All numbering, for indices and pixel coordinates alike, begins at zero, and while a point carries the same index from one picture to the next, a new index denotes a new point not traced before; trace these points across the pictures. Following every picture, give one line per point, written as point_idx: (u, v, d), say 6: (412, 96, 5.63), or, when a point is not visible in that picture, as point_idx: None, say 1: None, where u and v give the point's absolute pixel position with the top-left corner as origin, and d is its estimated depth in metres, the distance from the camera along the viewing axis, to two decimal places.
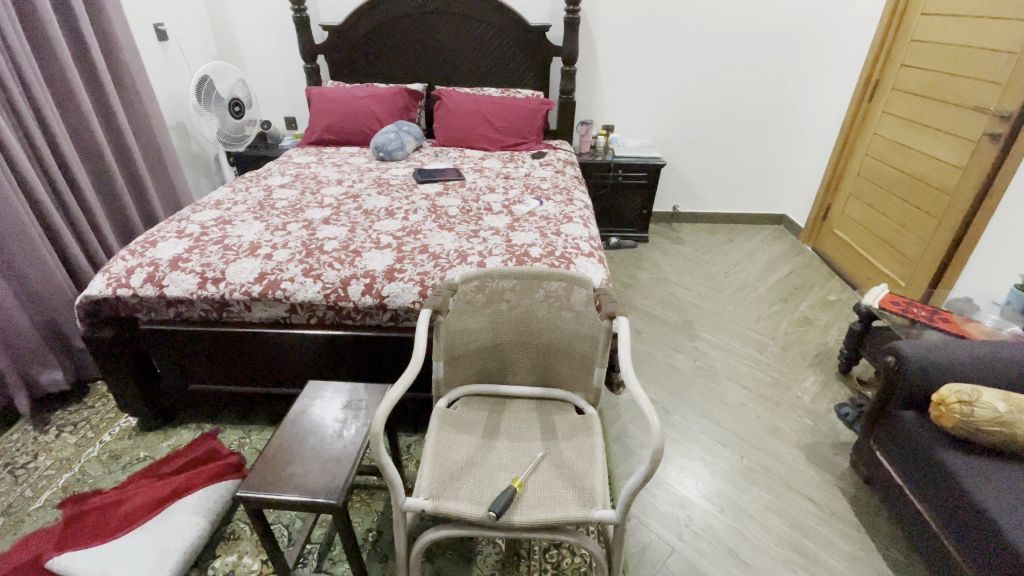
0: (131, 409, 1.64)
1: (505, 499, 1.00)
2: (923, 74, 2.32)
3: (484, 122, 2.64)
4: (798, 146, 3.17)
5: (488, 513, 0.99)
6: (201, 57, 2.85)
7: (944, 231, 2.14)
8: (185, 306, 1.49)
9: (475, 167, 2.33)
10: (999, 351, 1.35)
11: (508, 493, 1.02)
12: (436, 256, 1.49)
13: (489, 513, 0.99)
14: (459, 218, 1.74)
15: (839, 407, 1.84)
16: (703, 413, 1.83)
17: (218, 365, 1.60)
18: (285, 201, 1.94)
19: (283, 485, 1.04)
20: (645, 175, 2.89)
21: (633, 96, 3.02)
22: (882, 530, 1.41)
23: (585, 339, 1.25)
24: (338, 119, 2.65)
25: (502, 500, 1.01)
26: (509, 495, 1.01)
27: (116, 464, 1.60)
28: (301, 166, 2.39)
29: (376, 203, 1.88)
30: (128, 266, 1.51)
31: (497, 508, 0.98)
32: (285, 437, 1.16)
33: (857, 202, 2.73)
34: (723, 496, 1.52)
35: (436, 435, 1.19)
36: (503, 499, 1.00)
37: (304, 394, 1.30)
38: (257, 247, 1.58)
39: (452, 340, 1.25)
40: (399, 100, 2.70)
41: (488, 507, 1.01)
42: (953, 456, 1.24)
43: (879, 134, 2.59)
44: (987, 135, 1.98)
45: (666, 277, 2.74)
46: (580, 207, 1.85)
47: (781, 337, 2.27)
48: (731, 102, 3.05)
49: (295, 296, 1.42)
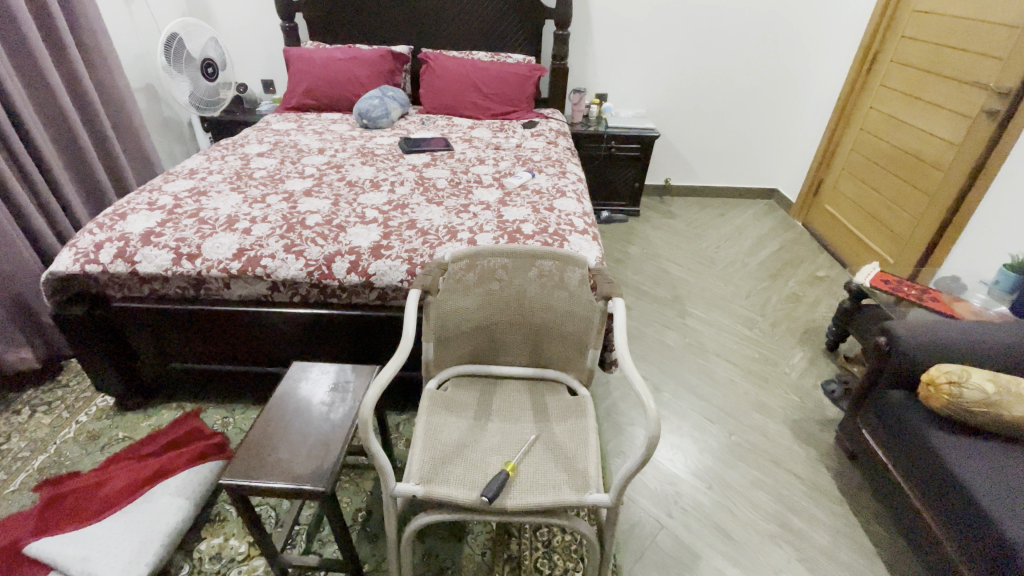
0: (107, 389, 1.58)
1: (498, 484, 0.98)
2: (923, 46, 2.27)
3: (473, 88, 2.52)
4: (793, 118, 3.11)
5: (480, 497, 0.98)
6: (169, 12, 2.66)
7: (935, 209, 2.13)
8: (160, 283, 1.42)
9: (464, 136, 2.24)
10: (989, 331, 1.35)
11: (502, 477, 1.00)
12: (425, 231, 1.43)
13: (482, 498, 0.97)
14: (448, 191, 1.68)
15: (825, 383, 1.85)
16: (692, 389, 1.84)
17: (199, 344, 1.54)
18: (263, 170, 1.85)
19: (268, 470, 1.00)
20: (639, 147, 2.83)
21: (627, 64, 2.91)
22: (865, 505, 1.44)
23: (579, 320, 1.22)
24: (319, 83, 2.52)
25: (495, 484, 0.99)
26: (502, 479, 1.00)
27: (94, 445, 1.56)
28: (280, 133, 2.28)
29: (360, 174, 1.80)
30: (96, 240, 1.43)
31: (491, 493, 0.97)
32: (269, 420, 1.12)
33: (850, 178, 2.71)
34: (711, 472, 1.53)
35: (427, 418, 1.16)
36: (495, 483, 0.98)
37: (288, 376, 1.25)
38: (235, 221, 1.50)
39: (442, 320, 1.21)
40: (383, 64, 2.57)
41: (481, 491, 0.99)
42: (939, 435, 1.26)
43: (875, 109, 2.54)
44: (984, 112, 1.95)
45: (657, 252, 2.71)
46: (573, 180, 1.79)
47: (769, 313, 2.27)
48: (727, 72, 2.97)
49: (276, 273, 1.36)
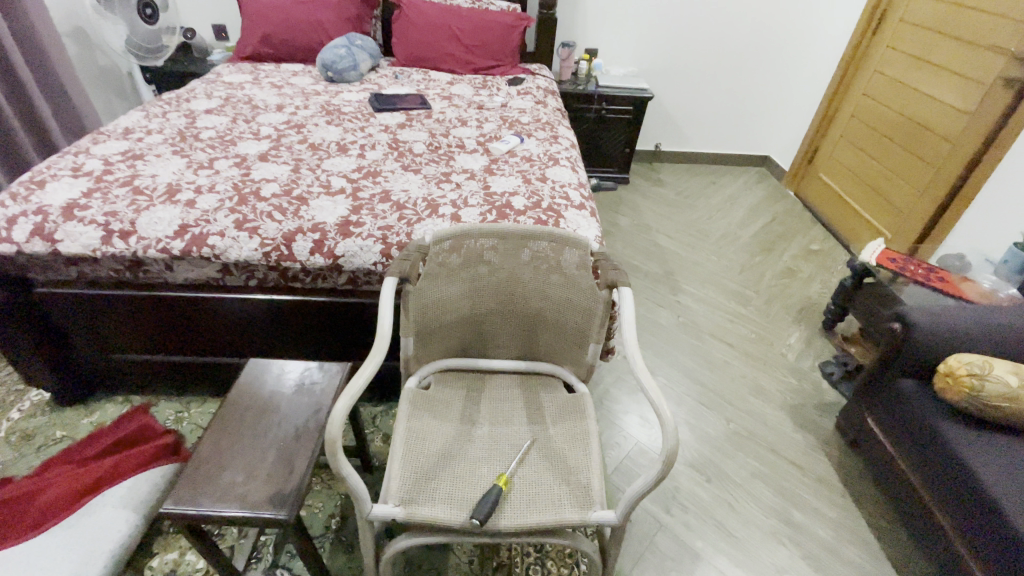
0: (39, 384, 1.39)
1: (490, 503, 0.86)
2: (938, 5, 2.11)
3: (451, 38, 2.27)
4: (790, 80, 2.95)
5: (469, 519, 0.85)
6: None
7: (940, 182, 2.04)
8: (89, 265, 1.21)
9: (442, 93, 2.01)
10: (1008, 318, 1.27)
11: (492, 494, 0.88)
12: (400, 205, 1.25)
13: (472, 521, 0.85)
14: (426, 157, 1.48)
15: (823, 365, 1.78)
16: (688, 372, 1.74)
17: (140, 332, 1.35)
18: (212, 130, 1.61)
19: (217, 495, 0.84)
20: (630, 110, 2.65)
21: (620, 16, 2.68)
22: (866, 495, 1.39)
23: (579, 310, 1.08)
24: (277, 28, 2.22)
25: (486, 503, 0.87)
26: (493, 496, 0.87)
27: (27, 447, 1.38)
28: (233, 86, 2.01)
29: (325, 136, 1.58)
30: (7, 214, 1.20)
31: (482, 514, 0.85)
32: (219, 430, 0.95)
33: (848, 145, 2.59)
34: (709, 463, 1.45)
35: (407, 423, 1.01)
36: (486, 502, 0.86)
37: (243, 374, 1.07)
38: (176, 191, 1.28)
39: (422, 311, 1.05)
40: (350, 8, 2.28)
41: (469, 511, 0.86)
42: (954, 429, 1.18)
43: (880, 72, 2.40)
44: (1001, 79, 1.83)
45: (648, 223, 2.58)
46: (566, 146, 1.61)
47: (764, 289, 2.18)
48: (725, 29, 2.77)
49: (226, 255, 1.17)
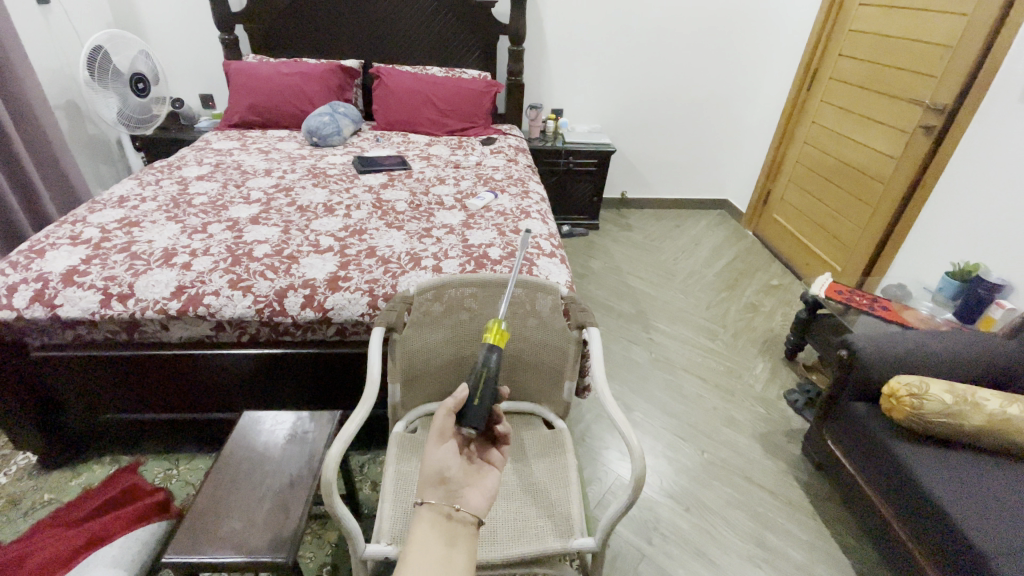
0: (25, 446, 1.38)
1: (481, 405, 0.73)
2: (859, 64, 2.37)
3: (428, 104, 2.46)
4: (739, 131, 3.23)
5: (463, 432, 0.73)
6: (92, 25, 2.41)
7: (878, 220, 2.24)
8: (86, 328, 1.26)
9: (422, 154, 2.18)
10: (943, 343, 1.41)
11: (471, 384, 0.75)
12: (386, 260, 1.36)
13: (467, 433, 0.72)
14: (408, 215, 1.61)
15: (788, 394, 1.89)
16: (662, 406, 1.83)
17: (130, 393, 1.37)
18: (204, 196, 1.71)
19: (217, 544, 0.89)
20: (596, 162, 2.86)
21: (582, 78, 2.93)
22: (834, 516, 1.48)
23: (554, 351, 1.18)
24: (264, 99, 2.39)
25: (463, 407, 0.73)
26: (471, 389, 0.74)
27: (13, 513, 1.35)
28: (222, 153, 2.13)
29: (312, 198, 1.71)
30: (8, 282, 1.25)
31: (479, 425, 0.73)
32: (217, 482, 1.00)
33: (796, 189, 2.82)
34: (686, 493, 1.52)
35: (396, 468, 1.07)
36: (469, 405, 0.73)
37: (238, 429, 1.12)
38: (172, 254, 1.36)
39: (410, 359, 1.13)
40: (332, 79, 2.47)
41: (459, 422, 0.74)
42: (902, 446, 1.28)
43: (818, 123, 2.64)
44: (921, 128, 2.03)
45: (618, 265, 2.72)
46: (536, 200, 1.77)
47: (730, 324, 2.31)
48: (677, 88, 3.04)
49: (221, 313, 1.24)
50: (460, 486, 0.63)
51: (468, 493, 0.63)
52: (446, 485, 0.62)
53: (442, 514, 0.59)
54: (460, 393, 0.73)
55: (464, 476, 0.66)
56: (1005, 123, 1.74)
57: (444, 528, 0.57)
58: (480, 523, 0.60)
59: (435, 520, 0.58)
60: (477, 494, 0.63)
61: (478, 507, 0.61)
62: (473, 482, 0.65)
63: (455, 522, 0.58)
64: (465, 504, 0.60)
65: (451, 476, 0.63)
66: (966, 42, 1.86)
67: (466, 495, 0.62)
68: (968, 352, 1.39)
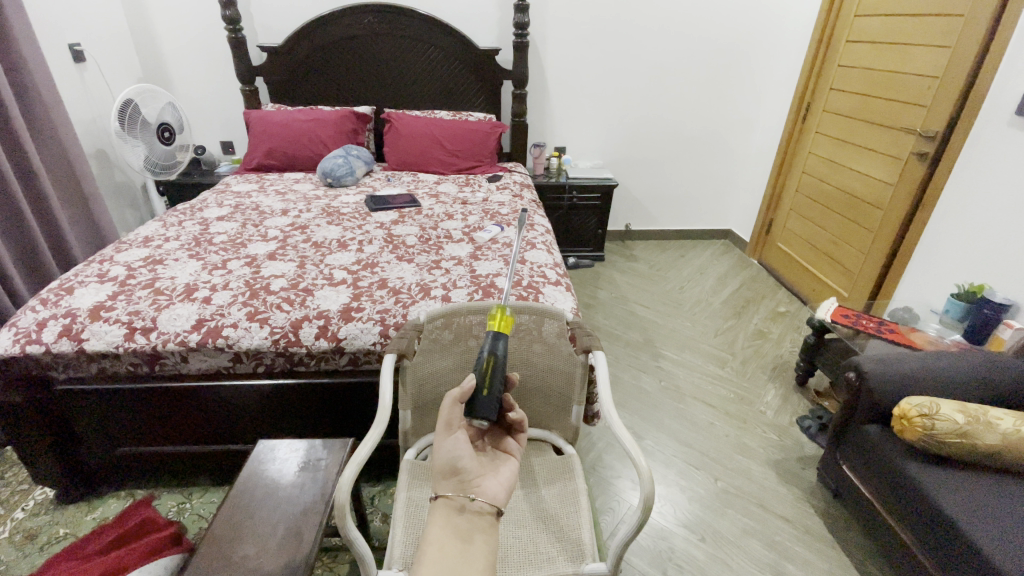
0: (44, 480, 1.41)
1: (491, 395, 0.74)
2: (850, 96, 2.45)
3: (436, 145, 2.58)
4: (739, 162, 3.31)
5: (475, 424, 0.75)
6: (123, 79, 2.58)
7: (880, 244, 2.26)
8: (110, 361, 1.31)
9: (431, 192, 2.26)
10: (951, 363, 1.40)
11: (479, 372, 0.76)
12: (396, 291, 1.41)
13: (480, 424, 0.74)
14: (418, 248, 1.68)
15: (800, 420, 1.87)
16: (674, 435, 1.82)
17: (147, 424, 1.41)
18: (224, 235, 1.79)
19: (231, 570, 0.90)
20: (599, 196, 2.94)
21: (583, 117, 3.05)
22: (853, 545, 1.44)
23: (562, 375, 1.19)
24: (281, 144, 2.51)
25: (472, 396, 0.74)
26: (479, 380, 0.74)
27: (29, 547, 1.37)
28: (241, 195, 2.23)
29: (326, 234, 1.79)
30: (38, 318, 1.31)
31: (489, 414, 0.74)
32: (232, 507, 1.02)
33: (798, 216, 2.86)
34: (700, 522, 1.49)
35: (407, 494, 1.07)
36: (477, 395, 0.74)
37: (253, 456, 1.14)
38: (194, 289, 1.42)
39: (419, 385, 1.16)
40: (346, 124, 2.60)
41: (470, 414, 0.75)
42: (917, 468, 1.26)
43: (815, 153, 2.71)
44: (915, 154, 2.08)
45: (625, 295, 2.76)
46: (541, 232, 1.83)
47: (739, 351, 2.31)
48: (677, 122, 3.14)
49: (238, 344, 1.29)
50: (474, 477, 0.65)
51: (482, 484, 0.65)
52: (458, 477, 0.64)
53: (456, 508, 0.62)
54: (468, 383, 0.73)
55: (477, 466, 0.68)
56: (995, 148, 1.79)
57: (459, 523, 0.60)
58: (497, 513, 0.63)
59: (450, 515, 0.61)
60: (493, 483, 0.66)
61: (494, 498, 0.64)
62: (486, 474, 0.67)
63: (471, 515, 0.61)
64: (479, 494, 0.63)
65: (462, 467, 0.65)
66: (951, 74, 1.93)
67: (479, 486, 0.64)
68: (978, 372, 1.38)
